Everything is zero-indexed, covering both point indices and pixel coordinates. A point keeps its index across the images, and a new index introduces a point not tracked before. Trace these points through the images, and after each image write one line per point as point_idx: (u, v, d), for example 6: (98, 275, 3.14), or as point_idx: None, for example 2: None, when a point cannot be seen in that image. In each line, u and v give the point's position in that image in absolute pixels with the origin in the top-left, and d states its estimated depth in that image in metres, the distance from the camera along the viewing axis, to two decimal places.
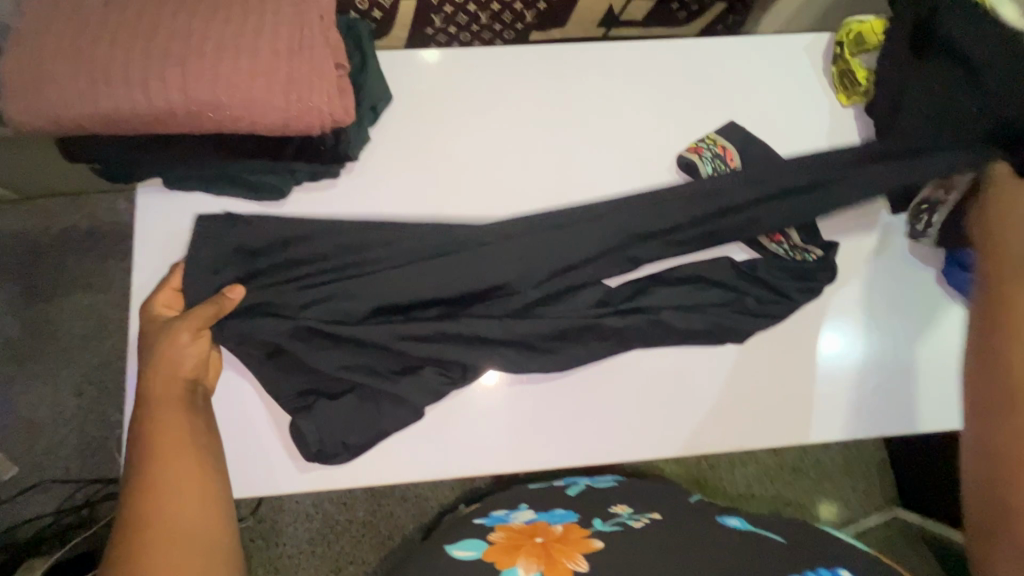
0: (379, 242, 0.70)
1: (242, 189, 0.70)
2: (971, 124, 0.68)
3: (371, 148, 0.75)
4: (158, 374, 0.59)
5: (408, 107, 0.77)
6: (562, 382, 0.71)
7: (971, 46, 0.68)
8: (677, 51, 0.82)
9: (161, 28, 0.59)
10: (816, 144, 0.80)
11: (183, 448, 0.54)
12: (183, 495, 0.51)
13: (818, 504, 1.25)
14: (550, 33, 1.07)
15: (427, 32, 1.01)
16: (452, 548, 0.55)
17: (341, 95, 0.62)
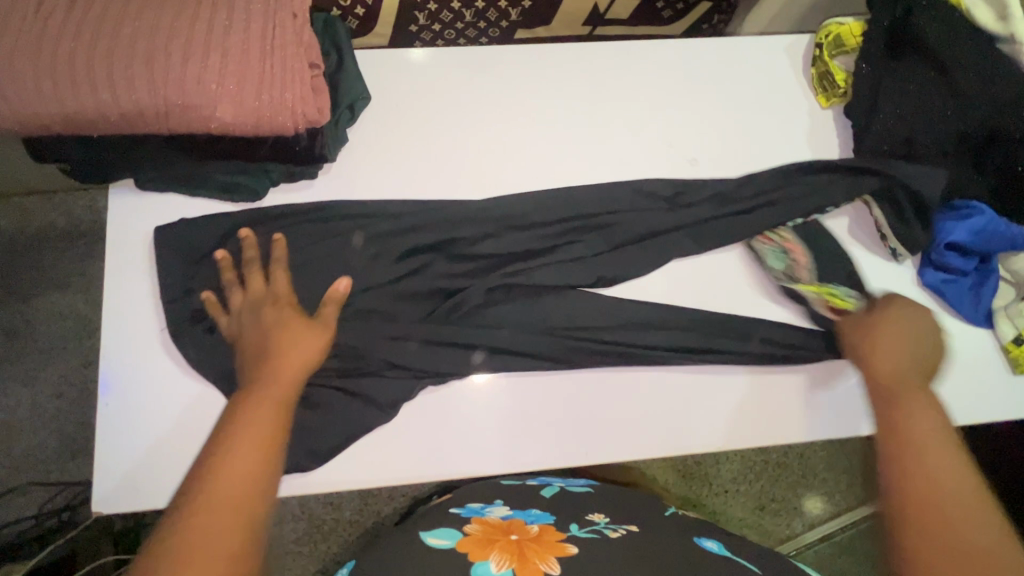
0: (362, 247, 0.70)
1: (216, 191, 0.69)
2: (945, 126, 0.70)
3: (351, 147, 0.74)
4: (280, 362, 0.58)
5: (388, 107, 0.76)
6: (540, 386, 0.70)
7: (943, 46, 0.70)
8: (658, 52, 0.82)
9: (129, 25, 0.58)
10: (796, 144, 0.80)
11: (261, 434, 0.50)
12: (236, 495, 0.45)
13: (802, 499, 1.27)
14: (535, 31, 1.07)
15: (411, 29, 1.01)
16: (425, 536, 0.56)
17: (315, 95, 0.61)
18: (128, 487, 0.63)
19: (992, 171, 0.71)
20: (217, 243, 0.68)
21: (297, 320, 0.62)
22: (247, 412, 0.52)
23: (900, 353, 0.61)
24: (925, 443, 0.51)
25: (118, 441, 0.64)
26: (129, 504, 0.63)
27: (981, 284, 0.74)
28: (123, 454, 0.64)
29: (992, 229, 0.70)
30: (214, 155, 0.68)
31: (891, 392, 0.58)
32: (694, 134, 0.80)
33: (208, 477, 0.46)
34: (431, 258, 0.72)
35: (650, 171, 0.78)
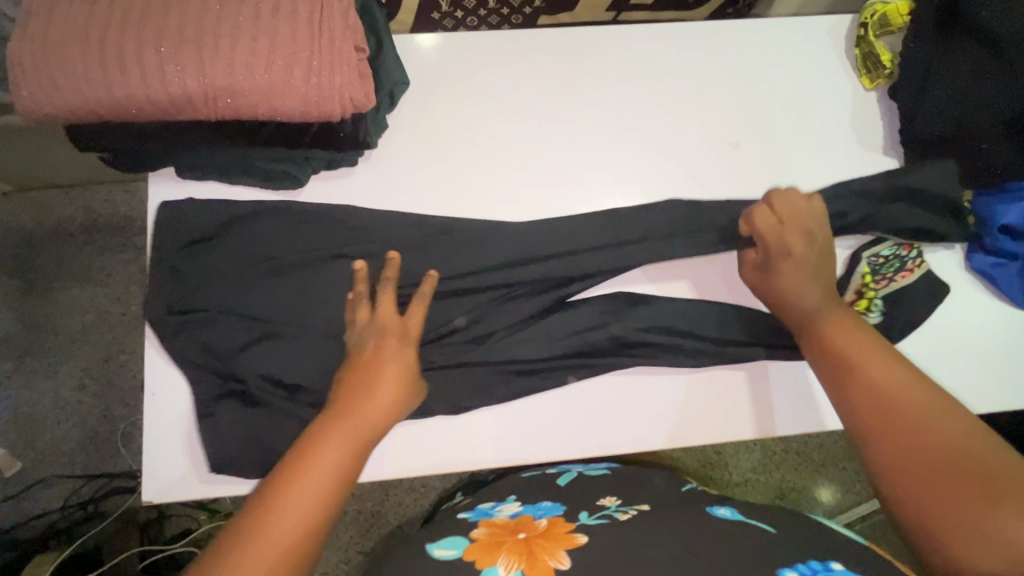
0: (402, 236, 0.70)
1: (257, 178, 0.69)
2: (999, 104, 0.68)
3: (388, 135, 0.73)
4: (378, 377, 0.60)
5: (424, 92, 0.75)
6: (576, 388, 0.71)
7: (1001, 25, 0.67)
8: (696, 33, 0.81)
9: (177, 9, 0.57)
10: (838, 128, 0.79)
11: (324, 485, 0.49)
12: (305, 507, 0.47)
13: (821, 488, 1.26)
14: (559, 17, 1.05)
15: (434, 16, 1.00)
16: (431, 549, 0.53)
17: (362, 80, 0.60)
18: (175, 471, 0.63)
19: None
20: (255, 231, 0.67)
21: (395, 360, 0.61)
22: (326, 446, 0.52)
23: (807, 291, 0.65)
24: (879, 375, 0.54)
25: (163, 428, 0.64)
26: (178, 489, 0.63)
27: None
28: (166, 439, 0.64)
29: None
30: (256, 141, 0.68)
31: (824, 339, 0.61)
32: (732, 118, 0.78)
33: (258, 527, 0.45)
34: (468, 246, 0.71)
35: (688, 156, 0.77)
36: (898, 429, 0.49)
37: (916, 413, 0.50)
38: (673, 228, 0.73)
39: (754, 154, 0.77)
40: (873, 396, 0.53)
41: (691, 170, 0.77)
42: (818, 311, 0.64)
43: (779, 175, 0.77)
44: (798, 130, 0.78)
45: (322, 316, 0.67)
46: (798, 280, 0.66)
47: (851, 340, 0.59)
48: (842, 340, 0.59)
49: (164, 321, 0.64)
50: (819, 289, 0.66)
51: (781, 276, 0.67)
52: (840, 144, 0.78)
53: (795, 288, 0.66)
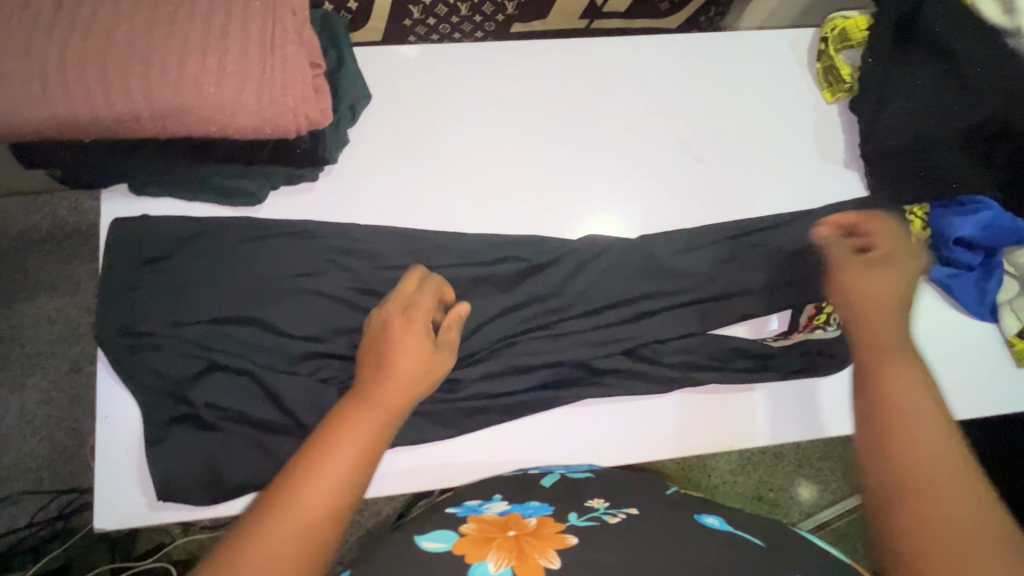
0: (370, 253, 0.69)
1: (213, 195, 0.68)
2: (954, 120, 0.70)
3: (352, 148, 0.73)
4: (396, 370, 0.52)
5: (389, 107, 0.75)
6: (542, 414, 0.70)
7: (949, 39, 0.70)
8: (661, 46, 0.81)
9: (122, 24, 0.56)
10: (800, 141, 0.80)
11: (351, 463, 0.43)
12: (315, 510, 0.39)
13: (799, 489, 1.27)
14: (531, 25, 1.05)
15: (406, 24, 0.99)
16: (420, 539, 0.53)
17: (316, 95, 0.59)
18: (127, 500, 0.62)
19: (1002, 167, 0.70)
20: (216, 249, 0.66)
21: (424, 340, 0.56)
22: (357, 418, 0.46)
23: (882, 307, 0.54)
24: (919, 407, 0.43)
25: (116, 456, 0.62)
26: (130, 518, 0.62)
27: (986, 279, 0.74)
28: (121, 468, 0.62)
29: (998, 223, 0.70)
30: (214, 158, 0.67)
31: (869, 347, 0.50)
32: (697, 130, 0.79)
33: (290, 499, 0.39)
34: (436, 260, 0.71)
35: (657, 168, 0.77)
36: (931, 480, 0.39)
37: (949, 495, 0.38)
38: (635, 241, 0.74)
39: (719, 166, 0.78)
40: (915, 442, 0.41)
41: (657, 182, 0.77)
42: (883, 326, 0.52)
43: (742, 188, 0.78)
44: (761, 142, 0.79)
45: (282, 336, 0.66)
46: (884, 291, 0.56)
47: (903, 371, 0.46)
48: (891, 373, 0.46)
49: (121, 343, 0.63)
50: (897, 304, 0.55)
51: (860, 282, 0.57)
52: (801, 158, 0.79)
53: (875, 298, 0.55)
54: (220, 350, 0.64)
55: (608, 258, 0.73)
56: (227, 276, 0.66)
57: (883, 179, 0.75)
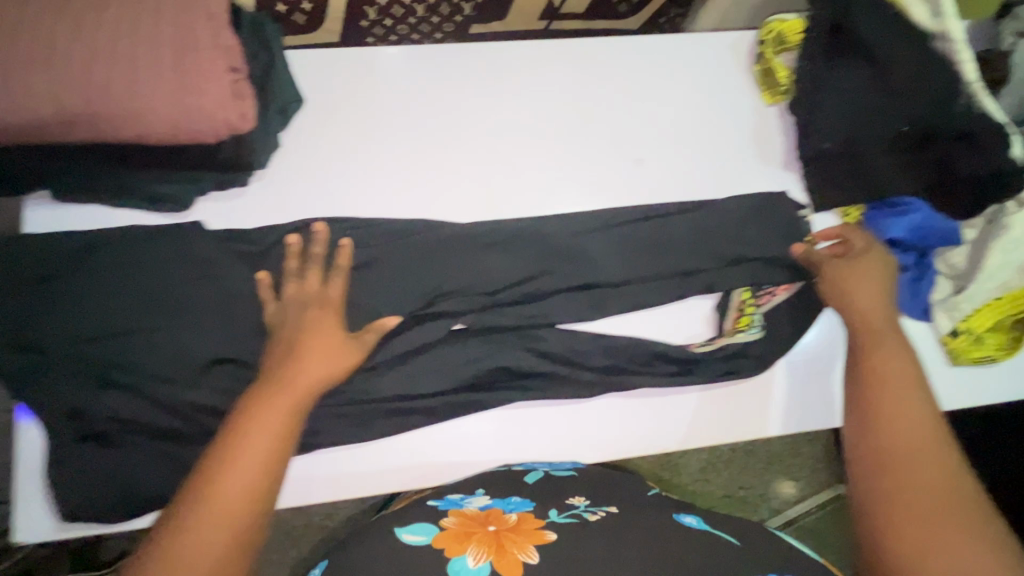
0: (299, 255, 0.68)
1: (140, 201, 0.69)
2: (880, 122, 0.74)
3: (297, 150, 0.73)
4: (304, 357, 0.59)
5: (333, 110, 0.74)
6: (515, 410, 0.74)
7: (882, 47, 0.73)
8: (606, 49, 0.82)
9: (32, 31, 0.57)
10: (738, 144, 0.82)
11: (265, 448, 0.50)
12: (243, 490, 0.47)
13: (769, 486, 1.26)
14: (490, 26, 1.05)
15: (363, 25, 0.98)
16: (402, 531, 0.54)
17: (233, 101, 0.62)
18: (40, 516, 0.65)
19: (926, 172, 0.73)
20: (131, 259, 0.66)
21: (325, 341, 0.61)
22: (270, 407, 0.53)
23: (875, 307, 0.68)
24: (896, 399, 0.56)
25: (27, 474, 0.65)
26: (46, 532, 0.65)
27: (920, 278, 0.79)
28: (31, 484, 0.65)
29: (925, 223, 0.75)
30: (137, 163, 0.67)
31: (864, 342, 0.65)
32: (645, 130, 0.81)
33: (220, 473, 0.47)
34: (399, 263, 0.71)
35: (600, 170, 0.79)
36: (907, 440, 0.52)
37: (919, 459, 0.51)
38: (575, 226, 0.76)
39: (667, 166, 0.80)
40: (898, 411, 0.55)
41: (608, 181, 0.79)
42: (868, 324, 0.67)
43: (688, 188, 0.80)
44: (710, 142, 0.82)
45: (207, 339, 0.66)
46: (871, 291, 0.70)
47: (897, 356, 0.61)
48: (886, 359, 0.61)
49: (37, 352, 0.63)
50: (883, 302, 0.69)
51: (856, 277, 0.71)
52: (739, 160, 0.82)
53: (867, 301, 0.69)
54: (145, 356, 0.64)
55: (563, 255, 0.74)
56: (152, 283, 0.66)
57: (819, 179, 0.78)
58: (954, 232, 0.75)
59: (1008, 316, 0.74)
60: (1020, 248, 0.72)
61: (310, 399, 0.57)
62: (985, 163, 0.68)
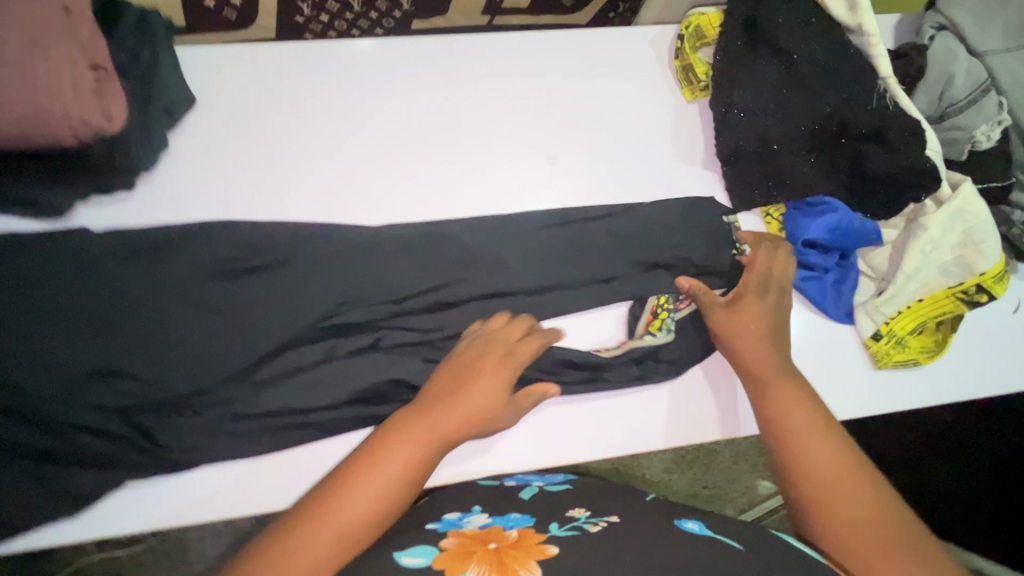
0: (201, 260, 0.67)
1: (15, 206, 0.65)
2: (795, 117, 0.75)
3: (216, 146, 0.72)
4: (466, 393, 0.62)
5: (244, 111, 0.73)
6: (541, 414, 0.72)
7: (795, 46, 0.76)
8: (535, 49, 0.82)
9: None
10: (659, 143, 0.83)
11: (390, 482, 0.55)
12: (365, 510, 0.53)
13: (732, 483, 1.30)
14: (433, 20, 0.99)
15: (297, 20, 0.91)
16: (400, 555, 0.50)
17: (94, 98, 0.61)
18: None
19: (843, 167, 0.77)
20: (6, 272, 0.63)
21: (490, 386, 0.63)
22: (408, 437, 0.58)
23: (754, 337, 0.69)
24: (808, 428, 0.62)
25: None
26: None
27: (842, 280, 0.79)
28: None
29: (841, 224, 0.76)
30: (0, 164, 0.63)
31: (765, 378, 0.67)
32: (581, 127, 0.82)
33: (331, 505, 0.52)
34: (329, 271, 0.70)
35: (543, 171, 0.79)
36: (836, 495, 0.57)
37: (835, 487, 0.57)
38: (481, 228, 0.74)
39: (605, 161, 0.81)
40: (813, 467, 0.59)
41: (551, 180, 0.79)
42: (756, 351, 0.68)
43: (628, 184, 0.81)
44: (637, 137, 0.83)
45: (87, 345, 0.63)
46: (751, 333, 0.69)
47: (792, 404, 0.64)
48: (783, 413, 0.63)
49: None
50: (767, 335, 0.70)
51: (745, 315, 0.70)
52: (658, 159, 0.82)
53: (750, 345, 0.69)
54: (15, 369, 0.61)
55: (504, 255, 0.74)
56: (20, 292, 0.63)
57: (737, 177, 0.78)
58: (872, 232, 0.76)
59: (926, 317, 0.77)
60: (938, 250, 0.76)
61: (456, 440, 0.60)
62: (897, 162, 0.72)
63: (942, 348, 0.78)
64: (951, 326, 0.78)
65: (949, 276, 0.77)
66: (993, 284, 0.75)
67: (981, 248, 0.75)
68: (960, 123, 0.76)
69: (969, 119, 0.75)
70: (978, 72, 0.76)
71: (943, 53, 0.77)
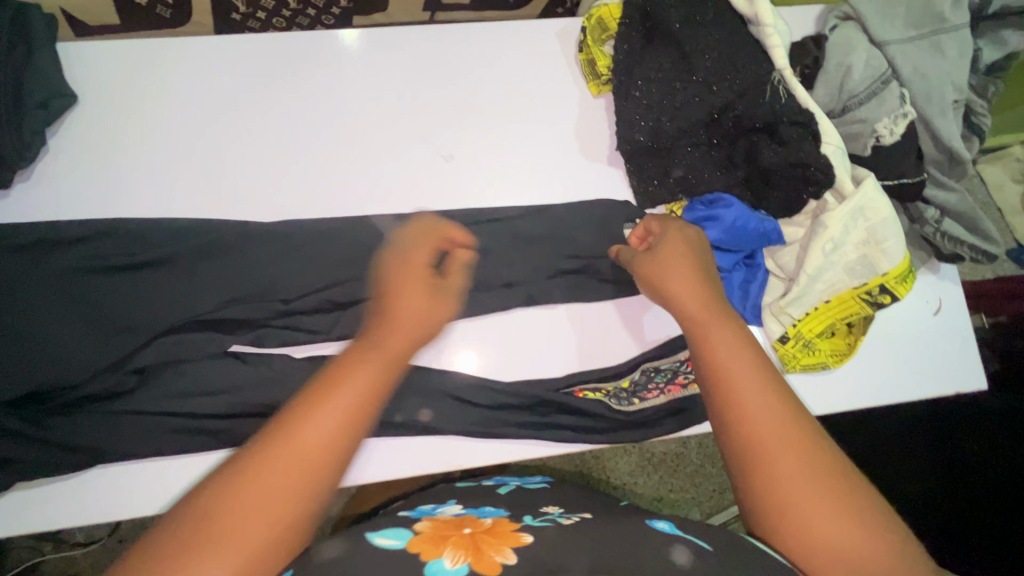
0: (75, 255, 0.60)
1: None
2: (690, 111, 0.63)
3: (103, 142, 0.65)
4: (398, 316, 0.47)
5: (130, 106, 0.66)
6: (512, 412, 0.65)
7: (687, 37, 0.63)
8: (452, 37, 0.72)
9: None
10: (567, 142, 0.71)
11: (339, 415, 0.41)
12: (275, 507, 0.38)
13: (699, 487, 1.23)
14: (372, 18, 0.90)
15: (233, 19, 0.83)
16: (372, 535, 0.44)
17: None
18: None
19: (741, 162, 0.64)
20: None
21: (417, 287, 0.49)
22: (358, 363, 0.44)
23: (694, 288, 0.52)
24: (752, 384, 0.46)
25: None
26: None
27: (751, 278, 0.67)
28: None
29: (740, 223, 0.63)
30: None
31: (696, 328, 0.50)
32: (518, 118, 0.71)
33: (248, 474, 0.38)
34: (261, 271, 0.64)
35: (480, 175, 0.69)
36: (791, 474, 0.42)
37: (788, 455, 0.43)
38: (413, 226, 0.67)
39: (552, 159, 0.71)
40: (757, 430, 0.44)
41: (489, 180, 0.69)
42: (689, 297, 0.52)
43: (570, 189, 0.70)
44: (583, 135, 0.71)
45: None
46: (691, 290, 0.52)
47: (740, 358, 0.47)
48: (725, 350, 0.47)
49: None
50: (702, 281, 0.53)
51: (664, 269, 0.54)
52: (564, 160, 0.71)
53: (689, 295, 0.52)
54: None
55: None
56: None
57: (640, 174, 0.66)
58: (771, 231, 0.64)
59: (834, 322, 0.65)
60: (840, 250, 0.63)
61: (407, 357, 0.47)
62: (789, 155, 0.61)
63: (850, 353, 0.67)
64: (863, 330, 0.66)
65: (853, 276, 0.64)
66: (896, 286, 0.63)
67: (885, 247, 0.62)
68: (859, 116, 0.62)
69: (870, 111, 0.62)
70: (878, 63, 0.62)
71: (841, 40, 0.63)
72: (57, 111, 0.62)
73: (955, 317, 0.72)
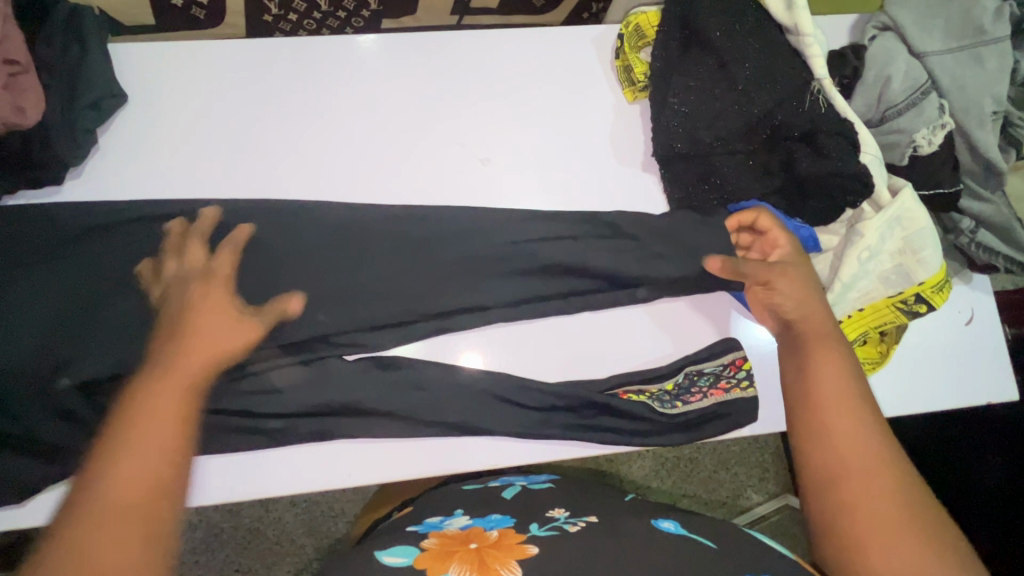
0: (124, 255, 0.63)
1: None
2: (729, 119, 0.63)
3: (148, 143, 0.66)
4: (190, 337, 0.52)
5: (176, 108, 0.67)
6: (543, 415, 0.65)
7: (725, 47, 0.64)
8: (485, 42, 0.72)
9: None
10: (599, 148, 0.72)
11: (162, 434, 0.45)
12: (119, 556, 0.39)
13: (714, 492, 1.23)
14: (401, 20, 0.91)
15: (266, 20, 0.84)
16: (380, 554, 0.47)
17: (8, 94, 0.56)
18: None
19: (779, 170, 0.64)
20: None
21: (221, 300, 0.56)
22: (142, 405, 0.46)
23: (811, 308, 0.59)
24: (847, 409, 0.51)
25: None
26: None
27: None
28: None
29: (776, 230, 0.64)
30: None
31: (807, 346, 0.57)
32: (549, 124, 0.72)
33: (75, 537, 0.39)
34: (297, 273, 0.65)
35: (510, 179, 0.70)
36: (866, 491, 0.47)
37: (867, 476, 0.48)
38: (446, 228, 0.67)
39: (582, 165, 0.71)
40: (843, 449, 0.49)
41: (520, 184, 0.70)
42: (811, 316, 0.58)
43: (601, 196, 0.71)
44: (616, 140, 0.72)
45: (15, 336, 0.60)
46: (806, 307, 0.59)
47: (836, 380, 0.53)
48: (825, 372, 0.54)
49: None
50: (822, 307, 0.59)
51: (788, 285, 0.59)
52: (596, 165, 0.71)
53: (807, 310, 0.59)
54: None
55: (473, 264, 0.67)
56: None
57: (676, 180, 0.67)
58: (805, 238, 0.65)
59: (868, 331, 0.66)
60: (876, 259, 0.63)
61: (221, 350, 0.53)
62: (827, 165, 0.61)
63: (882, 361, 0.68)
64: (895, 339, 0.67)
65: (887, 285, 0.64)
66: (933, 295, 0.64)
67: (922, 256, 0.63)
68: (898, 127, 0.63)
69: (908, 122, 0.62)
70: (917, 73, 0.62)
71: (881, 50, 0.64)
72: (107, 112, 0.64)
73: (984, 327, 0.72)
